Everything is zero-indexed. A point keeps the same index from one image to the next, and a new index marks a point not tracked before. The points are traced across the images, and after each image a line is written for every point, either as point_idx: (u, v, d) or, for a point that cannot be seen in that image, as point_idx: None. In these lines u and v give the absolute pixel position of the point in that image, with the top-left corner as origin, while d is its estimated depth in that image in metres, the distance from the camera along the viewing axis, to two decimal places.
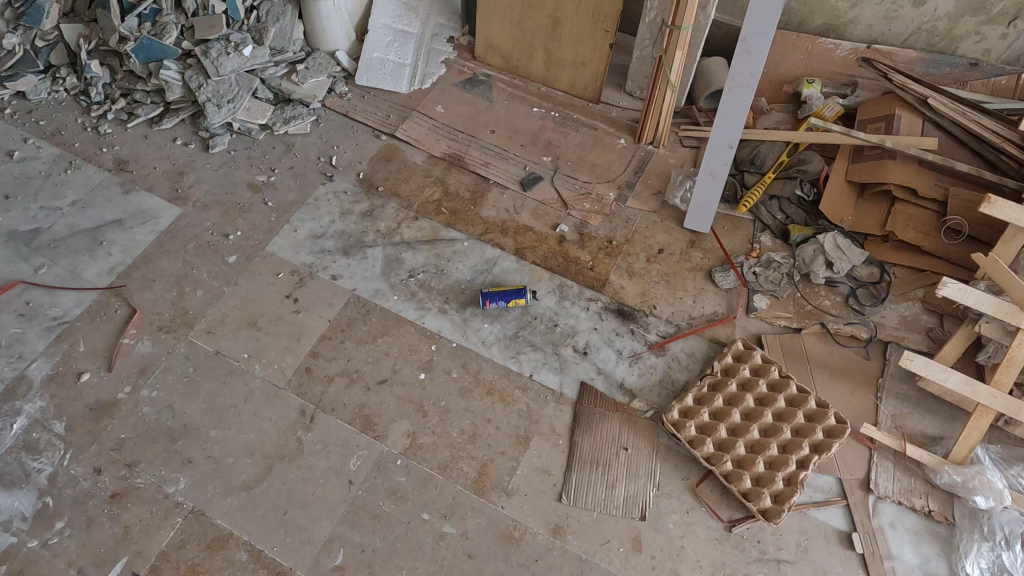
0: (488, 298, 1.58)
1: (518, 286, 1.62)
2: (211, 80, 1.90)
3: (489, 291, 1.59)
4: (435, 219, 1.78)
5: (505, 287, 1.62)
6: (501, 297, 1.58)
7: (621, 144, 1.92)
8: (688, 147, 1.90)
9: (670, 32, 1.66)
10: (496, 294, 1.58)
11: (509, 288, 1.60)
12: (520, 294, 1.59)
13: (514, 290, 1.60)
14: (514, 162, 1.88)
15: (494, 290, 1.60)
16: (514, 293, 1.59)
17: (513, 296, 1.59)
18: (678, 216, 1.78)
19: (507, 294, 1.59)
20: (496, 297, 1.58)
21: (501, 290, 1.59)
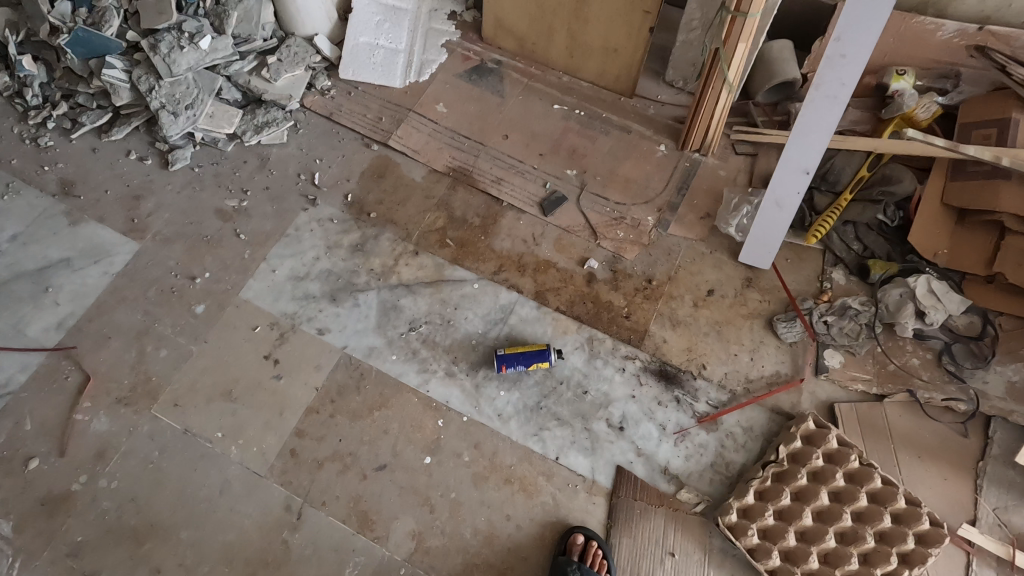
0: (504, 360, 1.32)
1: (540, 344, 1.34)
2: (163, 82, 1.56)
3: (504, 351, 1.32)
4: (439, 254, 1.49)
5: (524, 345, 1.35)
6: (520, 359, 1.32)
7: (661, 152, 1.58)
8: (742, 155, 1.56)
9: (732, 19, 1.29)
10: (514, 356, 1.32)
11: (529, 348, 1.33)
12: (543, 355, 1.32)
13: (536, 350, 1.32)
14: (532, 177, 1.57)
15: (511, 350, 1.33)
16: (536, 354, 1.32)
17: (534, 358, 1.32)
18: (731, 247, 1.47)
19: (527, 355, 1.32)
20: (513, 359, 1.32)
21: (519, 351, 1.32)
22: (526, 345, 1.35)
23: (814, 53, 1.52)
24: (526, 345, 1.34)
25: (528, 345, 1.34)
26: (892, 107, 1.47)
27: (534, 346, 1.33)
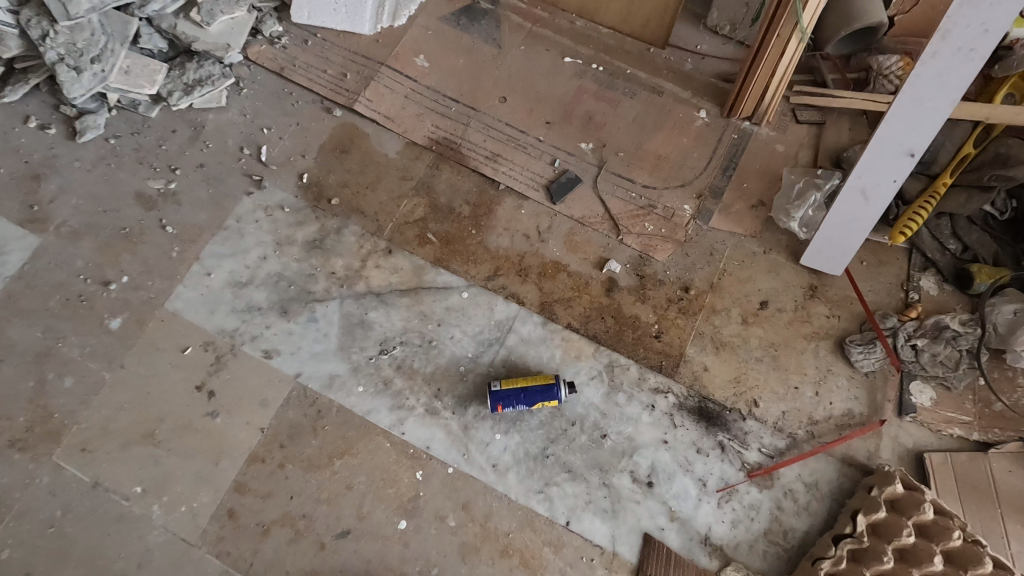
0: (499, 398, 1.02)
1: (546, 375, 1.04)
2: (59, 27, 1.18)
3: (500, 386, 1.03)
4: (418, 253, 1.17)
5: (526, 376, 1.04)
6: (520, 397, 1.02)
7: (701, 121, 1.24)
8: (805, 124, 1.23)
9: None
10: (512, 393, 1.02)
11: (533, 382, 1.03)
12: (550, 392, 1.02)
13: (541, 385, 1.02)
14: (537, 153, 1.23)
15: (509, 385, 1.03)
16: (541, 391, 1.02)
17: (539, 396, 1.02)
18: (790, 246, 1.15)
19: (529, 392, 1.02)
20: (512, 397, 1.02)
21: (519, 386, 1.02)
22: (528, 376, 1.05)
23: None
24: (529, 376, 1.04)
25: (531, 377, 1.04)
26: (1011, 62, 1.11)
27: (539, 379, 1.03)
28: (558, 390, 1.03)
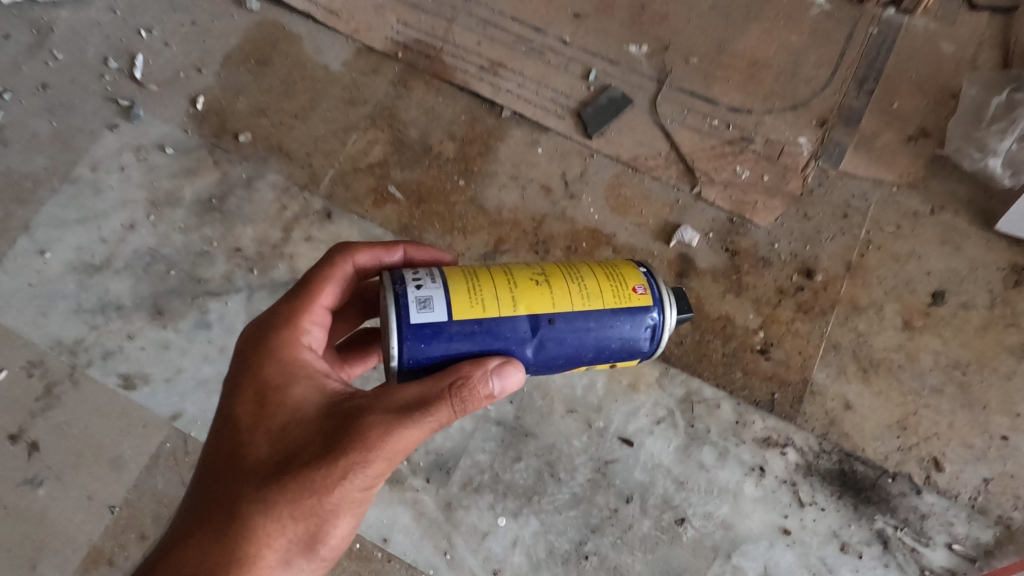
0: (422, 348, 0.41)
1: (629, 279, 0.46)
2: None
3: (455, 316, 0.42)
4: (375, 218, 0.74)
5: (550, 281, 0.44)
6: (501, 352, 0.43)
7: (819, 8, 0.78)
8: (984, 11, 0.77)
9: None
10: (477, 337, 0.42)
11: (560, 308, 0.44)
12: (626, 351, 0.45)
13: (608, 326, 0.44)
14: (561, 60, 0.78)
15: (474, 310, 0.42)
16: (613, 342, 0.45)
17: (600, 350, 0.45)
18: (975, 203, 0.71)
19: (569, 340, 0.44)
20: (455, 353, 0.42)
21: (535, 319, 0.43)
22: (557, 278, 0.45)
23: None
24: (556, 286, 0.44)
25: (586, 291, 0.44)
26: None
27: (602, 301, 0.44)
28: (643, 340, 0.46)
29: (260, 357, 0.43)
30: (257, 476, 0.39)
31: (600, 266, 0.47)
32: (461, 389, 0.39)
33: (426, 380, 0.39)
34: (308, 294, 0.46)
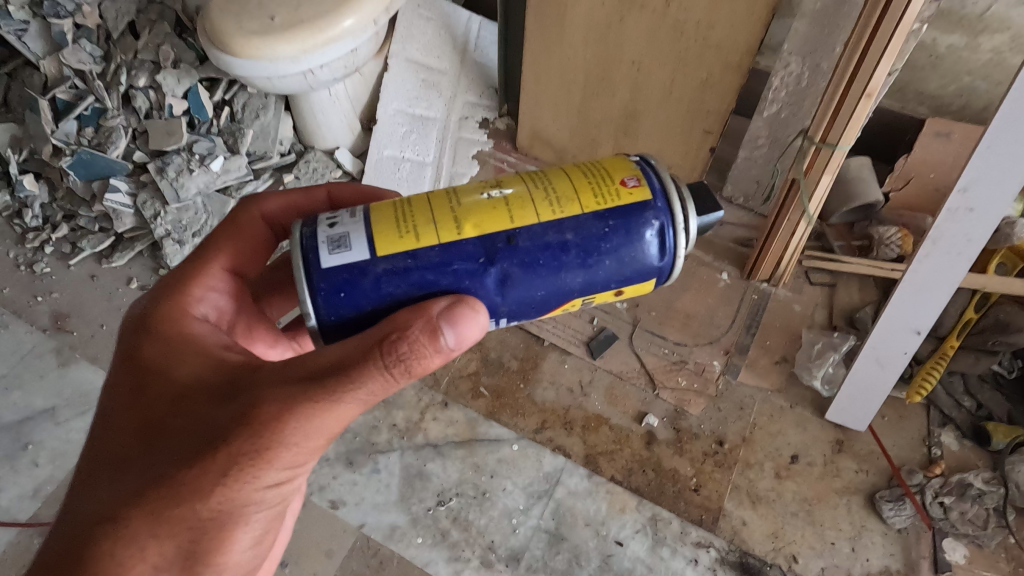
0: (340, 297, 0.57)
1: (620, 176, 0.60)
2: (170, 208, 1.44)
3: (377, 252, 0.57)
4: (472, 405, 1.29)
5: (513, 207, 0.59)
6: (449, 289, 0.58)
7: (723, 282, 1.39)
8: (818, 285, 1.37)
9: (816, 150, 1.10)
10: (411, 277, 0.57)
11: (525, 222, 0.58)
12: (631, 262, 0.60)
13: (604, 227, 0.59)
14: (578, 311, 1.37)
15: (397, 248, 0.57)
16: (611, 277, 0.60)
17: (591, 279, 0.60)
18: (815, 402, 1.26)
19: (553, 267, 0.59)
20: (381, 293, 0.57)
21: (496, 238, 0.58)
22: (540, 185, 0.60)
23: (896, 171, 1.37)
24: (520, 210, 0.58)
25: (576, 200, 0.59)
26: (1000, 236, 1.24)
27: (587, 207, 0.59)
28: (655, 254, 0.60)
29: (157, 328, 0.62)
30: (178, 389, 0.58)
31: (586, 167, 0.62)
32: (400, 344, 0.52)
33: (357, 346, 0.53)
34: (204, 271, 0.67)
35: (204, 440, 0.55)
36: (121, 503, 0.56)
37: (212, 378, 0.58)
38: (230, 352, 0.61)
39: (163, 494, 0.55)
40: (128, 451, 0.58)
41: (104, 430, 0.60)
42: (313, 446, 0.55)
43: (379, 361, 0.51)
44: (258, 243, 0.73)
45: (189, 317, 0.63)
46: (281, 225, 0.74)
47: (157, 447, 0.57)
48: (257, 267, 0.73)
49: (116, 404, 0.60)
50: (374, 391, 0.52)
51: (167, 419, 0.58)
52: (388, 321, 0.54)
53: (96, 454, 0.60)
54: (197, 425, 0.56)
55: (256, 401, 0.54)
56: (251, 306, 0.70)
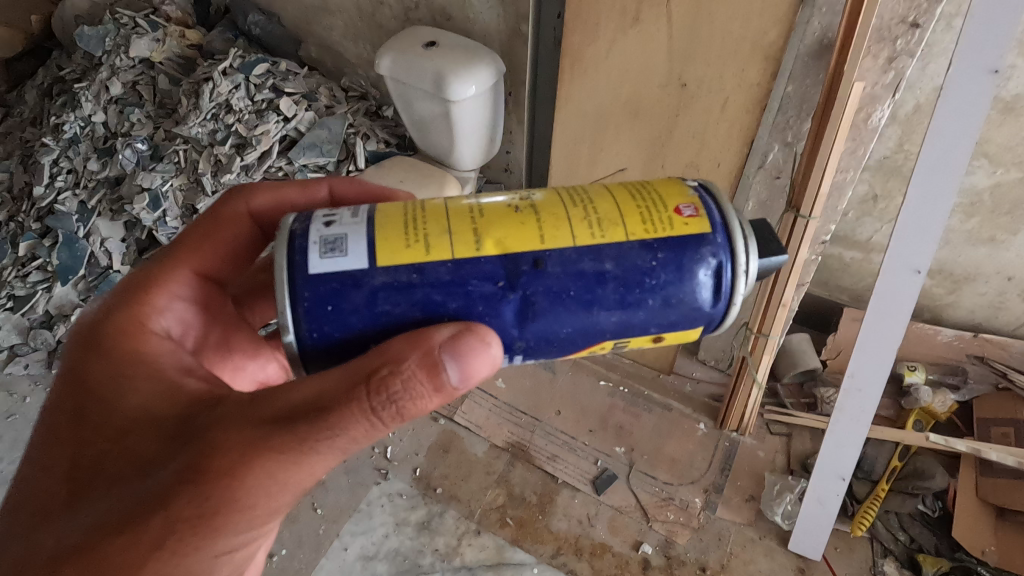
0: (326, 311, 0.60)
1: (676, 207, 0.65)
2: None
3: (378, 264, 0.61)
4: (501, 532, 1.59)
5: (544, 229, 0.63)
6: (456, 309, 0.61)
7: (700, 430, 1.74)
8: (778, 434, 1.72)
9: (755, 337, 1.52)
10: (415, 291, 0.61)
11: (558, 245, 0.62)
12: (678, 304, 0.63)
13: (653, 259, 0.62)
14: (585, 453, 1.71)
15: (403, 260, 0.61)
16: (653, 321, 0.64)
17: (626, 322, 0.64)
18: (779, 533, 1.55)
19: (586, 300, 0.62)
20: (375, 303, 0.61)
21: (520, 260, 0.62)
22: (582, 208, 0.64)
23: (830, 343, 1.78)
24: (552, 233, 0.62)
25: (625, 224, 0.63)
26: (910, 399, 1.60)
27: (635, 234, 0.63)
28: (709, 299, 0.64)
29: (112, 345, 0.69)
30: (138, 412, 0.64)
31: (642, 197, 0.66)
32: (394, 380, 0.56)
33: (342, 384, 0.56)
34: (170, 279, 0.77)
35: (143, 486, 0.60)
36: (41, 563, 0.61)
37: (159, 410, 0.64)
38: (188, 379, 0.66)
39: (112, 534, 0.59)
40: (54, 502, 0.65)
41: (62, 445, 0.67)
42: (271, 504, 0.60)
43: (366, 399, 0.55)
44: (236, 237, 0.84)
45: (144, 334, 0.70)
46: (265, 220, 0.87)
47: (82, 504, 0.63)
48: (236, 265, 0.87)
49: (53, 443, 0.68)
50: (355, 433, 0.57)
51: (108, 464, 0.63)
52: (379, 353, 0.57)
53: (18, 505, 0.67)
54: (143, 464, 0.62)
55: (210, 451, 0.58)
56: (225, 317, 0.82)
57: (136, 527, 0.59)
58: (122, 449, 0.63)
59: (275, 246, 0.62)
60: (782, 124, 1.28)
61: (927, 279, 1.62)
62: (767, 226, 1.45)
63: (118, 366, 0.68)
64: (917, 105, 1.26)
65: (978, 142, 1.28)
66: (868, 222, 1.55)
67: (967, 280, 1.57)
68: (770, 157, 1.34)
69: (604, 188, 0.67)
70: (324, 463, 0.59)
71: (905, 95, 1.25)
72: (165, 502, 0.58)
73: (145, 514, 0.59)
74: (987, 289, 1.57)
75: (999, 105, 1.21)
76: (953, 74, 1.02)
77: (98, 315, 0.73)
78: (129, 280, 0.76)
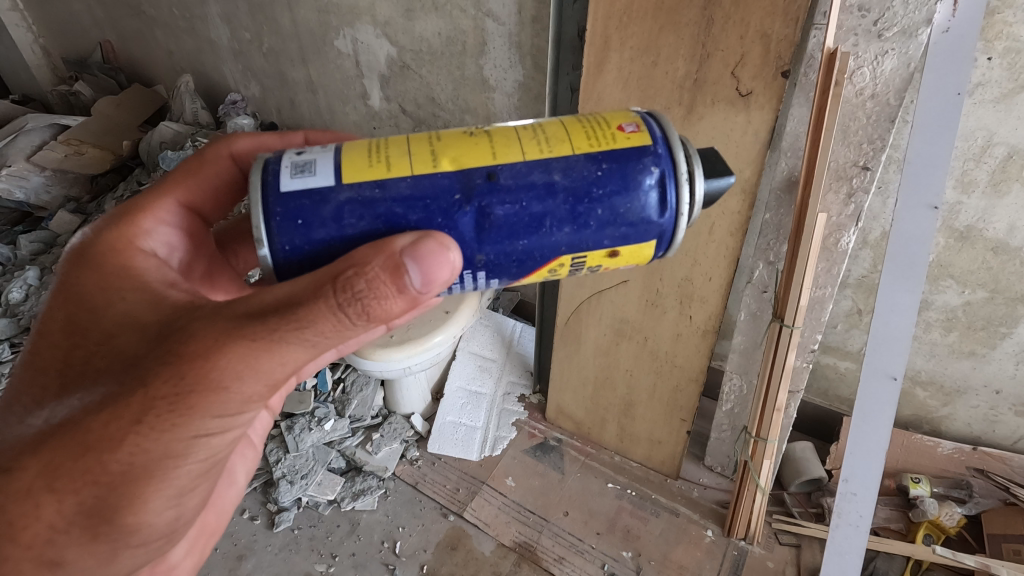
0: (296, 225, 0.74)
1: (622, 127, 0.79)
2: (289, 455, 1.95)
3: (341, 180, 0.75)
4: None
5: (495, 150, 0.77)
6: (416, 221, 0.75)
7: (708, 537, 1.75)
8: (787, 545, 1.71)
9: (755, 440, 1.58)
10: (379, 204, 0.74)
11: (506, 161, 0.76)
12: (625, 212, 0.77)
13: (598, 170, 0.76)
14: (592, 557, 1.72)
15: (366, 177, 0.75)
16: (605, 232, 0.78)
17: (578, 233, 0.77)
18: None
19: (539, 212, 0.76)
20: (339, 213, 0.74)
21: (475, 175, 0.75)
22: (532, 133, 0.78)
23: (833, 453, 1.81)
24: (503, 151, 0.77)
25: (572, 143, 0.77)
26: (917, 511, 1.62)
27: (581, 149, 0.77)
28: (657, 210, 0.78)
29: (106, 265, 0.83)
30: (124, 312, 0.78)
31: (587, 122, 0.80)
32: (359, 280, 0.67)
33: (314, 285, 0.68)
34: (158, 214, 0.93)
35: (123, 375, 0.72)
36: (35, 440, 0.73)
37: (144, 315, 0.77)
38: (172, 292, 0.80)
39: (96, 413, 0.71)
40: (50, 392, 0.78)
41: (65, 343, 0.80)
42: (241, 390, 0.72)
43: (332, 296, 0.67)
44: (218, 175, 1.02)
45: (137, 257, 0.85)
46: (243, 160, 1.04)
47: (72, 391, 0.76)
48: (216, 204, 1.04)
49: (51, 347, 0.81)
50: (322, 326, 0.68)
51: (97, 359, 0.76)
52: (349, 259, 0.69)
53: (19, 400, 0.80)
54: (127, 356, 0.74)
55: (188, 340, 0.70)
56: (207, 253, 0.99)
57: (119, 405, 0.70)
58: (109, 345, 0.76)
59: (252, 171, 0.77)
60: (764, 245, 1.47)
61: (920, 391, 1.70)
62: (758, 333, 1.59)
63: (113, 280, 0.81)
64: (884, 231, 1.42)
65: (941, 265, 1.43)
66: (856, 333, 1.66)
67: (957, 392, 1.64)
68: (756, 273, 1.51)
69: (555, 119, 0.81)
70: (293, 352, 0.71)
71: (870, 223, 1.43)
72: (147, 384, 0.69)
73: (128, 394, 0.70)
74: (979, 402, 1.64)
75: (954, 234, 1.37)
76: (901, 210, 1.20)
77: (96, 240, 0.86)
78: (122, 210, 0.91)
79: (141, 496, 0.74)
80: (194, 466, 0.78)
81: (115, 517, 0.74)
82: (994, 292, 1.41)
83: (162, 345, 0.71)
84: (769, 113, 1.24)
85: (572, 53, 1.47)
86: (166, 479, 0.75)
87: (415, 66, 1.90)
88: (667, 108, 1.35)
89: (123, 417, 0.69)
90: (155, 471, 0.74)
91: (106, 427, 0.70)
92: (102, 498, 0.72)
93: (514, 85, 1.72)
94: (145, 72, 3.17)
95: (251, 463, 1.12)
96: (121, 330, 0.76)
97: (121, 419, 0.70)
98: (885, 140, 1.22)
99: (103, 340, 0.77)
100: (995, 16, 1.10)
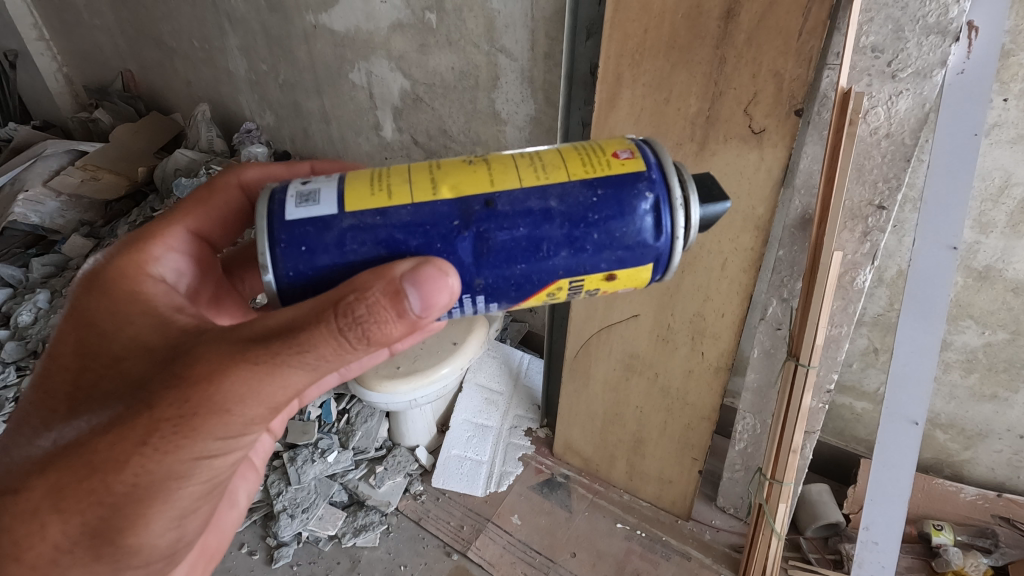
0: (300, 251, 0.73)
1: (617, 153, 0.78)
2: (290, 487, 1.91)
3: (345, 208, 0.74)
4: None
5: (493, 176, 0.76)
6: (416, 247, 0.74)
7: None
8: None
9: (770, 483, 1.53)
10: (381, 231, 0.74)
11: (502, 188, 0.75)
12: (621, 236, 0.75)
13: (593, 196, 0.75)
14: None
15: (369, 205, 0.74)
16: (602, 257, 0.76)
17: (575, 257, 0.76)
18: None
19: (536, 236, 0.74)
20: (343, 240, 0.73)
21: (473, 202, 0.74)
22: (529, 160, 0.77)
23: (850, 496, 1.77)
24: (500, 177, 0.76)
25: (568, 169, 0.76)
26: (941, 561, 1.56)
27: (577, 176, 0.76)
28: (652, 233, 0.76)
29: (114, 288, 0.82)
30: (130, 336, 0.76)
31: (583, 149, 0.79)
32: (360, 305, 0.65)
33: (315, 310, 0.66)
34: (168, 238, 0.92)
35: (129, 398, 0.71)
36: (42, 461, 0.72)
37: (152, 338, 0.75)
38: (179, 315, 0.78)
39: (99, 437, 0.69)
40: (59, 413, 0.76)
41: (72, 364, 0.79)
42: (244, 413, 0.70)
43: (333, 321, 0.65)
44: (227, 202, 1.02)
45: (146, 280, 0.84)
46: (252, 188, 1.03)
47: (80, 413, 0.74)
48: (224, 229, 1.03)
49: (60, 369, 0.79)
50: (323, 350, 0.67)
51: (105, 382, 0.75)
52: (350, 284, 0.67)
53: (25, 421, 0.79)
54: (134, 379, 0.73)
55: (193, 363, 0.68)
56: (214, 276, 0.98)
57: (122, 428, 0.68)
58: (115, 371, 0.75)
59: (258, 201, 0.76)
60: (778, 281, 1.45)
61: (940, 434, 1.65)
62: (773, 371, 1.56)
63: (120, 302, 0.80)
64: (900, 270, 1.40)
65: (960, 305, 1.40)
66: (873, 373, 1.62)
67: (980, 436, 1.59)
68: (770, 310, 1.48)
69: (551, 147, 0.81)
70: (295, 376, 0.69)
71: (886, 261, 1.41)
72: (151, 409, 0.67)
73: (130, 418, 0.68)
74: (1002, 447, 1.58)
75: (973, 273, 1.35)
76: (919, 249, 1.18)
77: (105, 263, 0.85)
78: (133, 234, 0.91)
79: (143, 517, 0.72)
80: (196, 488, 0.75)
81: (117, 538, 0.72)
82: (1015, 333, 1.38)
83: (167, 369, 0.70)
84: (783, 150, 1.24)
85: (583, 89, 1.48)
86: (168, 500, 0.73)
87: (428, 99, 1.93)
88: (679, 144, 1.34)
89: (127, 440, 0.68)
90: (158, 491, 0.72)
91: (109, 451, 0.68)
92: (105, 520, 0.71)
93: (525, 118, 1.74)
94: (164, 100, 3.24)
95: (253, 485, 1.10)
96: (128, 355, 0.75)
97: (124, 443, 0.68)
98: (901, 179, 1.21)
99: (111, 365, 0.75)
100: (1009, 59, 1.10)
